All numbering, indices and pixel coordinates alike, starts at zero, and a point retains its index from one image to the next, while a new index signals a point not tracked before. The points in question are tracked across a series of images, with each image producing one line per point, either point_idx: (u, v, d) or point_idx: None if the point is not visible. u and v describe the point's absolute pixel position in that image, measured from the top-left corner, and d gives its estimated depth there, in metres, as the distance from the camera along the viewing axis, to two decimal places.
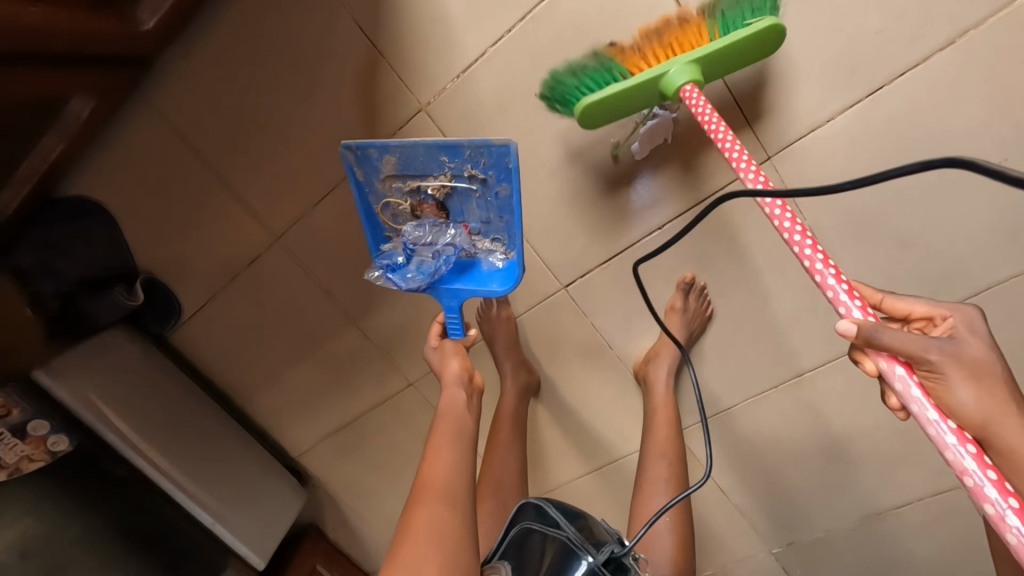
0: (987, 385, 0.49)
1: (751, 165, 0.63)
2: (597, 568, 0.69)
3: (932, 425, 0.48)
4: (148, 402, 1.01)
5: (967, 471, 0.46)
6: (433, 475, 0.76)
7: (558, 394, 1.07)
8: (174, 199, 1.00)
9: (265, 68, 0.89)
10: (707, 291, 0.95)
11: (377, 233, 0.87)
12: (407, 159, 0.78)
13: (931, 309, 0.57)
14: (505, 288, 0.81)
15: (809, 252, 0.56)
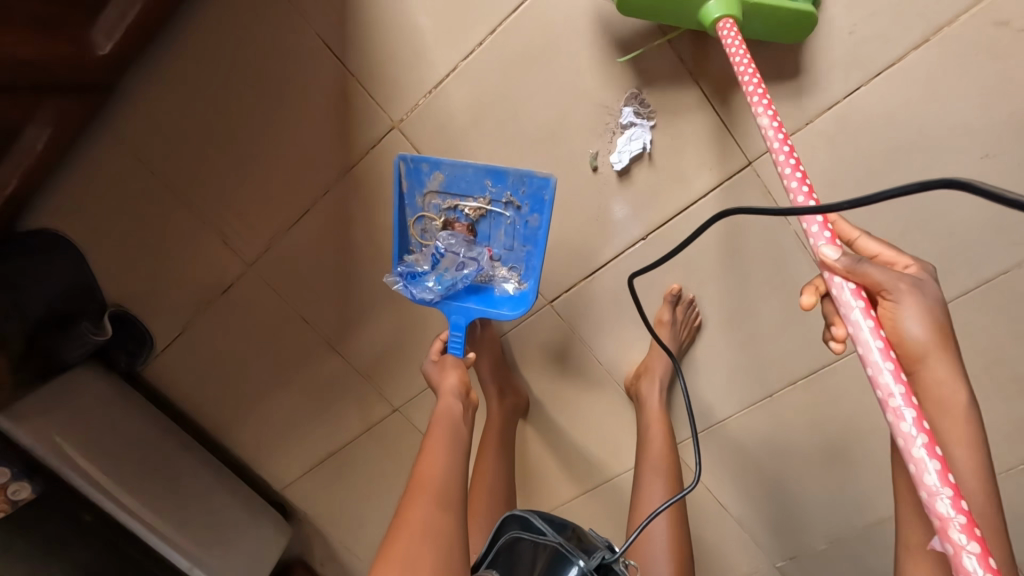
0: (934, 324, 0.53)
1: (778, 128, 0.57)
2: (589, 573, 0.68)
3: (869, 354, 0.49)
4: (121, 441, 0.97)
5: (889, 400, 0.47)
6: (428, 478, 0.73)
7: (547, 412, 1.03)
8: (142, 228, 0.96)
9: (232, 90, 0.87)
10: (695, 303, 0.93)
11: (400, 246, 0.88)
12: (453, 178, 0.83)
13: (897, 256, 0.57)
14: (517, 313, 0.84)
15: (795, 185, 0.54)
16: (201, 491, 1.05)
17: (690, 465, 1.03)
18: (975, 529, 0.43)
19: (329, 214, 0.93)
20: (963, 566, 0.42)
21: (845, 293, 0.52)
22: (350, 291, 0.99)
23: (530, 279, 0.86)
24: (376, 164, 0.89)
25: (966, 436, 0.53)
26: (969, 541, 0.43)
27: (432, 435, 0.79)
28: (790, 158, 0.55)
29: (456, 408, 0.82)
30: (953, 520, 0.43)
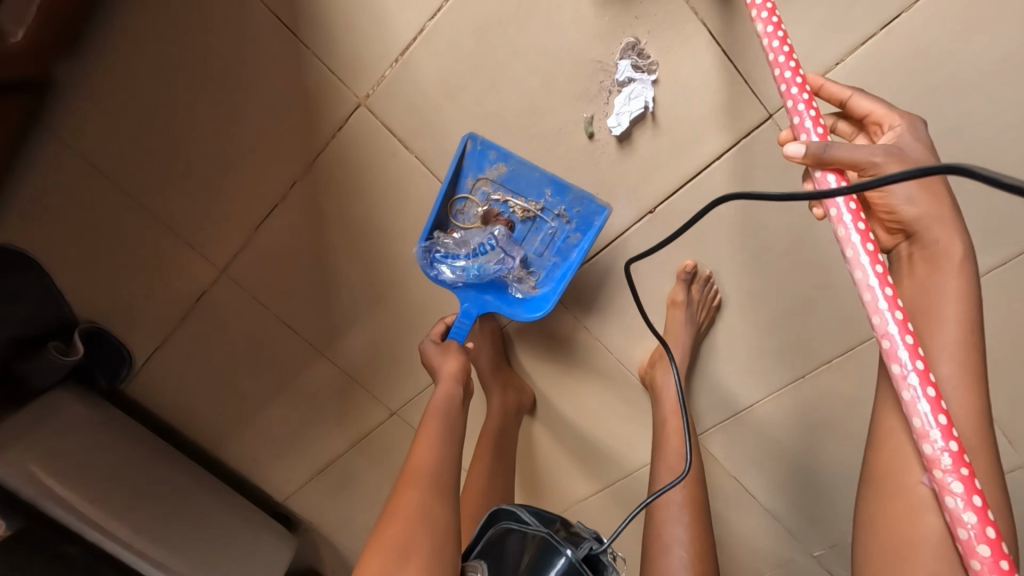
0: (923, 188, 0.55)
1: (803, 91, 0.53)
2: (578, 565, 0.60)
3: (851, 246, 0.52)
4: (106, 463, 0.91)
5: (876, 309, 0.51)
6: (418, 463, 0.68)
7: (556, 408, 0.95)
8: (102, 236, 0.88)
9: (177, 76, 0.78)
10: (712, 280, 0.83)
11: (433, 227, 0.80)
12: (516, 174, 0.77)
13: (886, 114, 0.58)
14: (530, 315, 0.82)
15: (801, 107, 0.52)
16: (197, 508, 0.99)
17: (714, 455, 0.95)
18: (959, 453, 0.48)
19: (301, 208, 0.84)
20: (934, 459, 0.49)
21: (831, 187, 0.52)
22: (333, 290, 0.90)
23: (546, 288, 0.82)
24: (345, 149, 0.79)
25: (960, 325, 0.54)
26: (949, 465, 0.48)
27: (427, 419, 0.75)
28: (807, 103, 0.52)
29: (457, 395, 0.78)
30: (936, 450, 0.49)
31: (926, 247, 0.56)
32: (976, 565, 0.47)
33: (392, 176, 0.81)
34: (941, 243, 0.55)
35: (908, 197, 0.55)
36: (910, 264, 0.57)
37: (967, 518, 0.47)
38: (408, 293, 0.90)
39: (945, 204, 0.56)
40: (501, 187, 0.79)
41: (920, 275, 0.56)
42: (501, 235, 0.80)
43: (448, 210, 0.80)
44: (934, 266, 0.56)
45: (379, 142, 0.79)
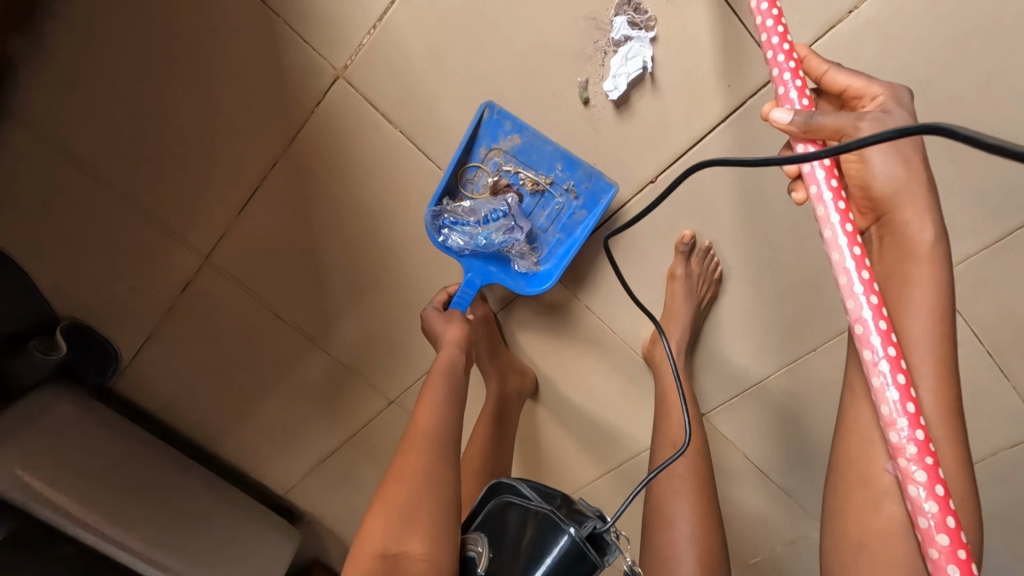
0: (902, 162, 0.54)
1: (789, 57, 0.52)
2: (581, 543, 0.58)
3: (829, 226, 0.51)
4: (97, 463, 0.89)
5: (852, 294, 0.50)
6: (420, 427, 0.67)
7: (559, 391, 0.92)
8: (77, 228, 0.84)
9: (142, 54, 0.73)
10: (712, 251, 0.79)
11: (441, 195, 0.76)
12: (530, 147, 0.73)
13: (864, 87, 0.55)
14: (532, 290, 0.78)
15: (787, 76, 0.52)
16: (193, 504, 0.97)
17: (723, 434, 0.92)
18: (924, 442, 0.48)
19: (283, 191, 0.80)
20: (898, 448, 0.48)
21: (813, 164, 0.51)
22: (322, 276, 0.87)
23: (549, 263, 0.78)
24: (326, 126, 0.75)
25: (928, 308, 0.52)
26: (914, 454, 0.47)
27: (428, 384, 0.72)
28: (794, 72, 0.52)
29: (458, 363, 0.75)
30: (902, 438, 0.48)
31: (898, 230, 0.55)
32: (934, 554, 0.47)
33: (377, 154, 0.77)
34: (911, 228, 0.54)
35: (885, 172, 0.54)
36: (880, 248, 0.56)
37: (928, 507, 0.47)
38: (400, 278, 0.86)
39: (923, 185, 0.54)
40: (514, 159, 0.75)
41: (891, 258, 0.55)
42: (509, 207, 0.76)
43: (458, 177, 0.76)
44: (903, 252, 0.54)
45: (361, 118, 0.74)
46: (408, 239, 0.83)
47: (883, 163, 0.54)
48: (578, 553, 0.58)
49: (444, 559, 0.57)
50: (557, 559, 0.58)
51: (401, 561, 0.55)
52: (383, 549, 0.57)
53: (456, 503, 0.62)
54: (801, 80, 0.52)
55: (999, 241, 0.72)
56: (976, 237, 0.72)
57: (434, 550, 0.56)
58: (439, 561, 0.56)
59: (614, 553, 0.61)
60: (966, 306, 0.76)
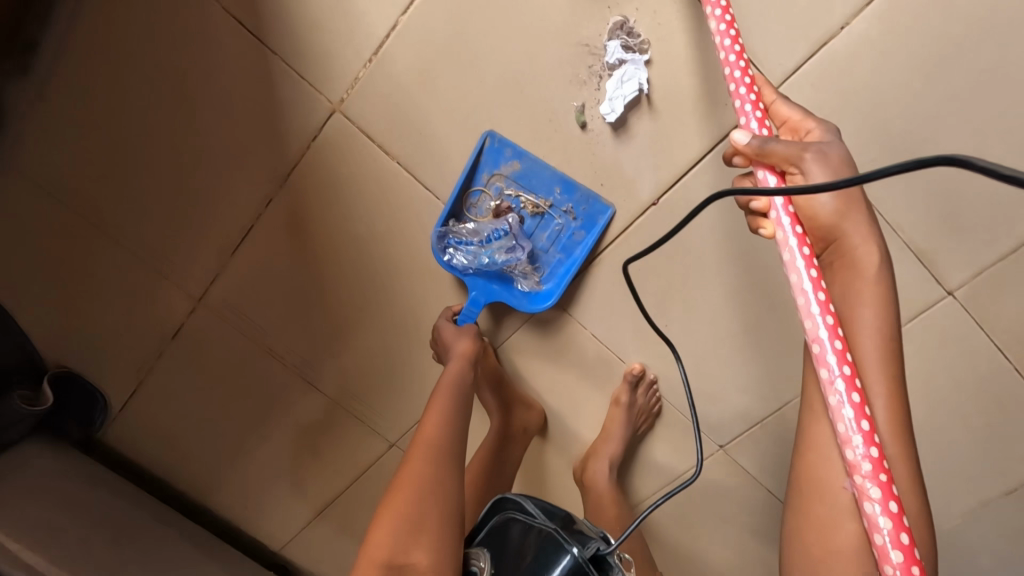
0: (843, 192, 0.52)
1: (750, 89, 0.52)
2: (583, 564, 0.55)
3: (788, 250, 0.50)
4: (79, 520, 0.83)
5: (809, 314, 0.49)
6: (428, 434, 0.65)
7: (566, 427, 0.88)
8: (69, 272, 0.83)
9: (137, 97, 0.74)
10: (655, 384, 0.83)
11: (444, 221, 0.76)
12: (530, 172, 0.73)
13: (803, 119, 0.55)
14: (535, 308, 0.77)
15: (749, 107, 0.52)
16: (180, 562, 0.90)
17: (742, 467, 0.86)
18: (879, 459, 0.47)
19: (279, 226, 0.78)
20: (854, 464, 0.47)
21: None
22: (318, 313, 0.84)
23: (551, 284, 0.77)
24: (321, 158, 0.74)
25: (881, 329, 0.51)
26: (869, 471, 0.46)
27: (434, 397, 0.70)
28: (755, 104, 0.52)
29: (465, 377, 0.72)
30: (857, 455, 0.47)
31: (847, 254, 0.53)
32: (889, 570, 0.45)
33: (374, 187, 0.76)
34: (859, 252, 0.52)
35: (830, 203, 0.51)
36: (828, 272, 0.54)
37: (882, 523, 0.46)
38: (399, 312, 0.84)
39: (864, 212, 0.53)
40: (514, 185, 0.74)
41: (840, 283, 0.53)
42: (511, 230, 0.76)
43: (462, 203, 0.76)
44: (854, 273, 0.53)
45: (357, 150, 0.74)
46: (407, 272, 0.81)
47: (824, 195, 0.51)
48: (580, 574, 0.55)
49: (450, 571, 0.56)
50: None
51: (407, 572, 0.55)
52: (388, 559, 0.56)
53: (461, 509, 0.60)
54: (761, 111, 0.52)
55: (1014, 251, 0.70)
56: (990, 248, 0.70)
57: (441, 563, 0.56)
58: (443, 575, 0.55)
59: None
60: (988, 321, 0.73)
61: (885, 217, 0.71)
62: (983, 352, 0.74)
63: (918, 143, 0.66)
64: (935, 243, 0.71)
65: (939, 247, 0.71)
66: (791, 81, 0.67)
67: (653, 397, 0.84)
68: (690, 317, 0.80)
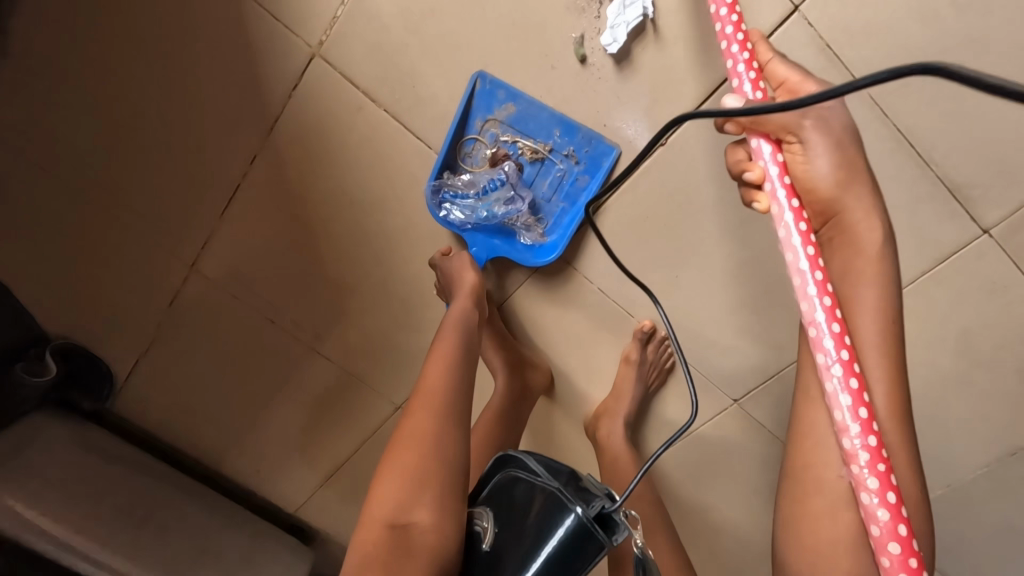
0: (844, 164, 0.49)
1: (744, 47, 0.48)
2: (588, 524, 0.51)
3: (783, 226, 0.47)
4: (91, 488, 0.83)
5: (806, 296, 0.46)
6: (428, 387, 0.62)
7: (573, 384, 0.86)
8: (58, 241, 0.80)
9: (108, 52, 0.70)
10: (666, 341, 0.81)
11: (438, 174, 0.72)
12: (526, 115, 0.69)
13: (802, 80, 0.49)
14: (540, 261, 0.73)
15: (742, 67, 0.48)
16: (195, 526, 0.90)
17: (757, 420, 0.83)
18: (877, 449, 0.44)
19: (266, 184, 0.75)
20: (852, 454, 0.44)
21: (767, 158, 0.48)
22: (313, 275, 0.81)
23: (555, 235, 0.74)
24: (304, 109, 0.71)
25: (882, 307, 0.49)
26: (867, 461, 0.44)
27: (438, 342, 0.67)
28: (749, 64, 0.48)
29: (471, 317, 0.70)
30: (854, 444, 0.44)
31: (848, 230, 0.50)
32: (884, 563, 0.43)
33: (362, 139, 0.72)
34: (858, 228, 0.50)
35: (830, 175, 0.49)
36: (828, 250, 0.51)
37: (880, 515, 0.43)
38: (397, 272, 0.81)
39: (864, 184, 0.51)
40: (510, 131, 0.70)
41: (840, 260, 0.51)
42: (509, 178, 0.71)
43: (455, 154, 0.72)
44: (853, 249, 0.50)
45: (342, 99, 0.70)
46: (403, 229, 0.78)
47: (824, 164, 0.48)
48: (585, 534, 0.51)
49: (454, 529, 0.55)
50: (562, 542, 0.51)
51: (411, 530, 0.53)
52: (391, 517, 0.55)
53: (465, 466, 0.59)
54: (755, 71, 0.48)
55: None
56: None
57: (445, 520, 0.55)
58: (448, 533, 0.54)
59: (623, 533, 0.53)
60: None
61: (917, 148, 0.65)
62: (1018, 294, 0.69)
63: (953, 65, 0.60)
64: (972, 176, 0.65)
65: (975, 181, 0.65)
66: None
67: (660, 354, 0.82)
68: (702, 266, 0.75)
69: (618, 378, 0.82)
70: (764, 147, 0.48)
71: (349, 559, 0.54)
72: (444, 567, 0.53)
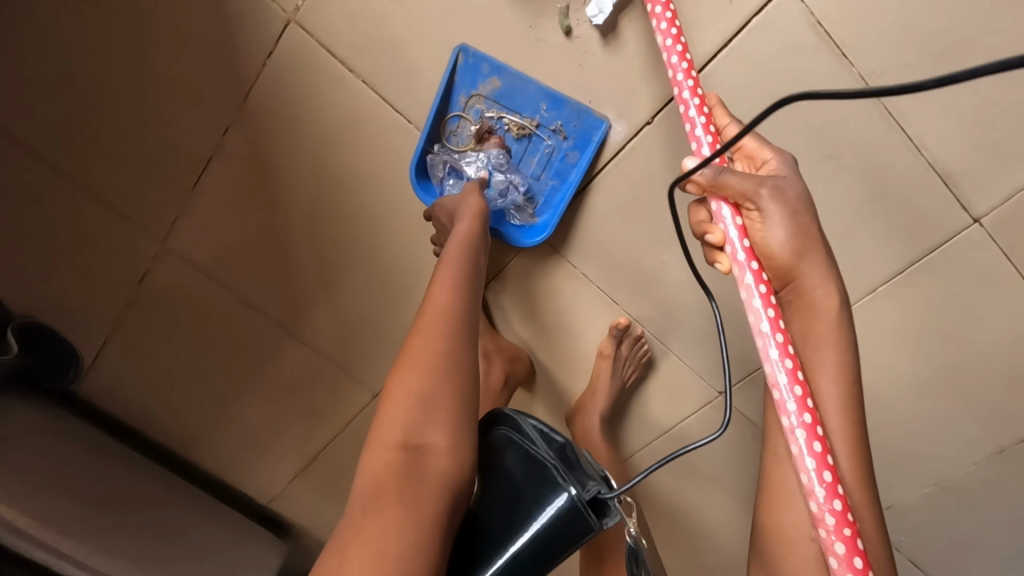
0: (800, 230, 0.50)
1: (701, 110, 0.50)
2: (580, 506, 0.50)
3: (745, 289, 0.48)
4: (53, 471, 0.79)
5: (768, 359, 0.46)
6: (435, 308, 0.57)
7: (555, 373, 0.85)
8: (22, 212, 0.77)
9: (76, 14, 0.67)
10: (644, 338, 0.79)
11: (422, 153, 0.70)
12: (512, 90, 0.68)
13: (758, 148, 0.54)
14: (532, 240, 0.71)
15: (700, 132, 0.50)
16: (164, 513, 0.87)
17: (743, 414, 0.81)
18: (843, 512, 0.44)
19: (240, 156, 0.73)
20: (822, 520, 0.44)
21: (727, 222, 0.49)
22: (289, 255, 0.79)
23: (547, 214, 0.71)
24: (280, 78, 0.69)
25: (841, 370, 0.50)
26: (832, 525, 0.44)
27: (443, 261, 0.61)
28: (707, 128, 0.50)
29: (476, 239, 0.63)
30: (820, 508, 0.44)
31: (805, 294, 0.51)
32: None
33: (340, 111, 0.70)
34: (814, 293, 0.51)
35: (786, 245, 0.49)
36: (786, 312, 0.52)
37: None
38: (376, 252, 0.79)
39: (818, 247, 0.51)
40: (495, 106, 0.69)
41: (799, 323, 0.51)
42: (497, 156, 0.70)
43: (440, 131, 0.70)
44: (810, 313, 0.51)
45: (319, 68, 0.68)
46: (381, 208, 0.76)
47: (777, 234, 0.49)
48: (577, 516, 0.50)
49: (467, 452, 0.53)
50: (552, 520, 0.51)
51: (425, 454, 0.51)
52: (403, 440, 0.52)
53: (475, 386, 0.55)
54: (712, 135, 0.51)
55: None
56: None
57: (458, 443, 0.53)
58: (462, 456, 0.52)
59: (615, 518, 0.52)
60: (1019, 252, 0.65)
61: (907, 131, 0.63)
62: (1011, 286, 0.67)
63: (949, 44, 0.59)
64: (965, 161, 0.63)
65: (968, 167, 0.63)
66: None
67: (636, 349, 0.79)
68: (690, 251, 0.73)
69: (594, 372, 0.80)
70: (724, 211, 0.49)
71: (358, 481, 0.52)
72: (456, 491, 0.51)
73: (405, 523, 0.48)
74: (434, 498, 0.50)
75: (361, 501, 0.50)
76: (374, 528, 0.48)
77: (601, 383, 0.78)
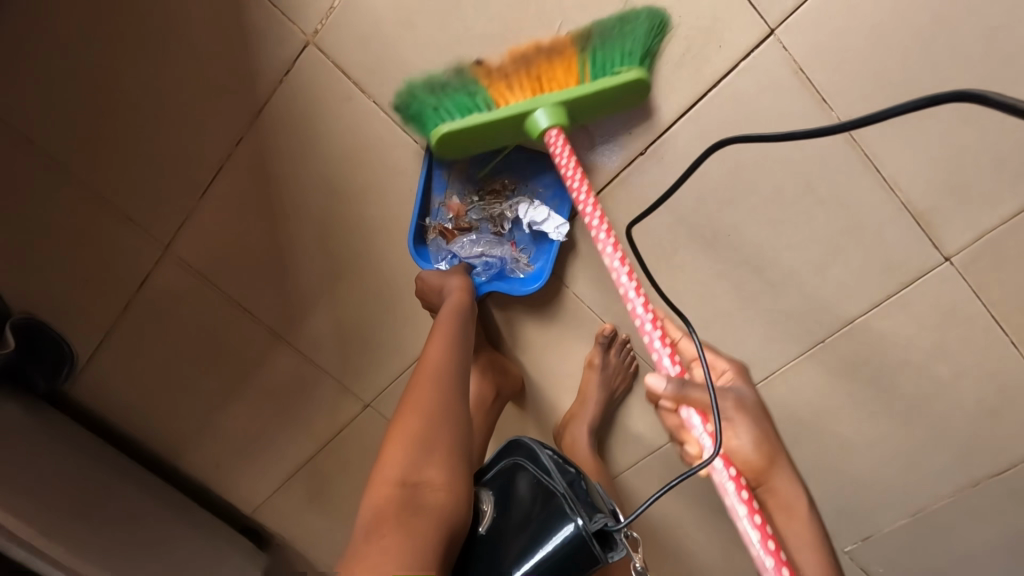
0: (759, 439, 0.64)
1: (648, 312, 0.61)
2: (586, 537, 0.52)
3: (728, 495, 0.53)
4: (39, 468, 0.79)
5: (751, 542, 0.51)
6: (430, 363, 0.66)
7: (543, 390, 0.87)
8: (30, 210, 0.78)
9: (101, 26, 0.70)
10: (629, 344, 0.81)
11: (416, 222, 0.77)
12: (487, 157, 0.77)
13: (716, 359, 0.69)
14: (530, 285, 0.77)
15: (648, 325, 0.60)
16: (147, 518, 0.87)
17: None
18: None
19: (249, 168, 0.76)
20: None
21: (699, 429, 0.56)
22: (290, 264, 0.81)
23: (540, 261, 0.78)
24: (293, 94, 0.72)
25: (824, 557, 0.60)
26: None
27: (436, 328, 0.71)
28: (652, 325, 0.60)
29: (462, 311, 0.73)
30: None
31: (777, 494, 0.63)
32: None
33: (346, 128, 0.74)
34: (789, 496, 0.63)
35: (752, 452, 0.64)
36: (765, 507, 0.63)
37: None
38: (376, 266, 0.81)
39: (778, 446, 0.65)
40: (475, 175, 0.78)
41: (780, 520, 0.62)
42: (484, 224, 0.79)
43: (428, 204, 0.77)
44: (786, 510, 0.62)
45: (331, 86, 0.72)
46: (382, 223, 0.79)
47: (747, 444, 0.64)
48: (583, 548, 0.52)
49: (461, 490, 0.56)
50: (560, 549, 0.53)
51: (422, 488, 0.54)
52: (402, 477, 0.55)
53: (468, 430, 0.61)
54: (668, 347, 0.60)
55: (1016, 216, 0.66)
56: (991, 212, 0.66)
57: (453, 481, 0.56)
58: (457, 490, 0.55)
59: (620, 552, 0.54)
60: (986, 291, 0.69)
61: (882, 173, 0.67)
62: (980, 322, 0.70)
63: (922, 92, 0.63)
64: (936, 205, 0.67)
65: (939, 210, 0.67)
66: (789, 19, 0.64)
67: (621, 356, 0.82)
68: (679, 275, 0.77)
69: (583, 382, 0.83)
70: (695, 419, 0.57)
71: (359, 519, 0.54)
72: (452, 527, 0.53)
73: (403, 548, 0.48)
74: (432, 528, 0.51)
75: (362, 533, 0.51)
76: (376, 553, 0.48)
77: (586, 394, 0.81)
